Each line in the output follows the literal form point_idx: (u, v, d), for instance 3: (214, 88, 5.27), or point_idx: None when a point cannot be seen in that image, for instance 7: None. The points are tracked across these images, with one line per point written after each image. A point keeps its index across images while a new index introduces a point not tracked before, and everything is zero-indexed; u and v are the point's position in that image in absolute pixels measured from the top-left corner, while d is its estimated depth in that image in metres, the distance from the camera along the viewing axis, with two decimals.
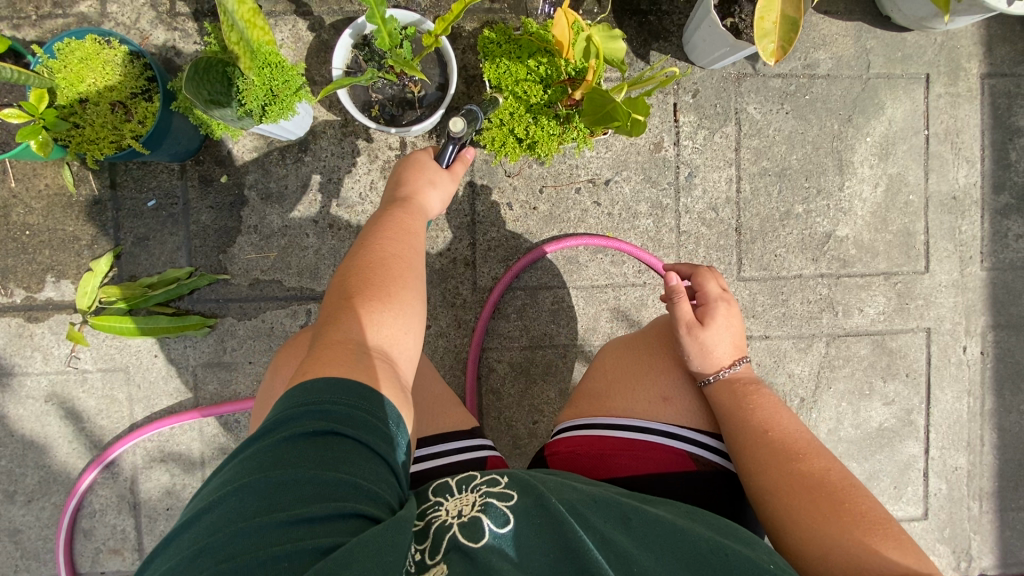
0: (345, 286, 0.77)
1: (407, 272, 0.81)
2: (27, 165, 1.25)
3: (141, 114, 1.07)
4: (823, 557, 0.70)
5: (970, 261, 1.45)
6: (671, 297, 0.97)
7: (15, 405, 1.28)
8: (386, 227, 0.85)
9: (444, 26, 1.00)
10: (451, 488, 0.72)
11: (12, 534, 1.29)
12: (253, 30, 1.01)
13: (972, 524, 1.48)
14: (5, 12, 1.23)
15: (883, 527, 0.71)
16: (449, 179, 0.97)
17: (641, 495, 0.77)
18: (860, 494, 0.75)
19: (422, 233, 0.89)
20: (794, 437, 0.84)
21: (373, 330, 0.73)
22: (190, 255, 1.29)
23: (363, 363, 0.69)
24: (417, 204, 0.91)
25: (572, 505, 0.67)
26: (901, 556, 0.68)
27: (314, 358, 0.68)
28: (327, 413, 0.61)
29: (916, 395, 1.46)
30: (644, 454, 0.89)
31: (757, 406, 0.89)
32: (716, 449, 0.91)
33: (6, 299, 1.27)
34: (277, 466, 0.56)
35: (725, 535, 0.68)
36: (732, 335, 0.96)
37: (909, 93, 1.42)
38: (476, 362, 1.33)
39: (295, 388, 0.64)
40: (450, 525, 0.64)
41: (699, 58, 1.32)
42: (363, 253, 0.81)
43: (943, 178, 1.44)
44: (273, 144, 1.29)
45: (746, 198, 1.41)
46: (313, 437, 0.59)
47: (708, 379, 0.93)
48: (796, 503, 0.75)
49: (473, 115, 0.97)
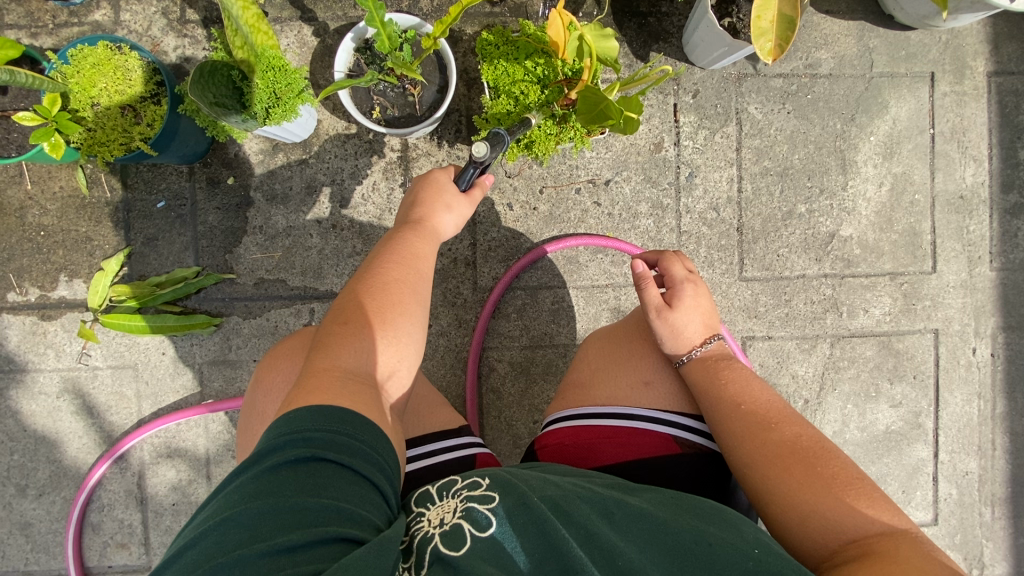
0: (342, 309, 0.78)
1: (408, 296, 0.81)
2: (42, 168, 1.29)
3: (150, 117, 1.10)
4: (804, 522, 0.74)
5: (979, 261, 1.43)
6: (639, 284, 0.99)
7: (28, 401, 1.32)
8: (390, 255, 0.85)
9: (442, 29, 1.02)
10: (432, 496, 0.72)
11: (24, 527, 1.33)
12: (257, 34, 1.04)
13: (984, 530, 1.44)
14: (24, 21, 1.28)
15: (857, 486, 0.74)
16: (465, 203, 0.96)
17: (624, 485, 0.77)
18: (832, 454, 0.78)
19: (431, 256, 0.89)
20: (767, 405, 0.86)
21: (363, 355, 0.74)
22: (198, 255, 1.32)
23: (349, 389, 0.70)
24: (431, 226, 0.91)
25: (553, 501, 0.67)
26: (875, 512, 0.72)
27: (301, 386, 0.69)
28: (309, 440, 0.62)
29: (924, 397, 1.43)
30: (629, 440, 0.90)
31: (729, 379, 0.90)
32: (699, 429, 0.93)
33: (21, 298, 1.31)
34: (258, 495, 0.57)
35: (710, 521, 0.69)
36: (701, 315, 0.98)
37: (914, 92, 1.41)
38: (476, 361, 1.34)
39: (280, 416, 0.65)
40: (432, 536, 0.63)
41: (698, 59, 1.33)
42: (357, 280, 0.82)
43: (949, 177, 1.42)
44: (278, 147, 1.32)
45: (747, 198, 1.40)
46: (296, 463, 0.60)
47: (681, 359, 0.95)
48: (775, 473, 0.77)
49: (500, 139, 0.94)
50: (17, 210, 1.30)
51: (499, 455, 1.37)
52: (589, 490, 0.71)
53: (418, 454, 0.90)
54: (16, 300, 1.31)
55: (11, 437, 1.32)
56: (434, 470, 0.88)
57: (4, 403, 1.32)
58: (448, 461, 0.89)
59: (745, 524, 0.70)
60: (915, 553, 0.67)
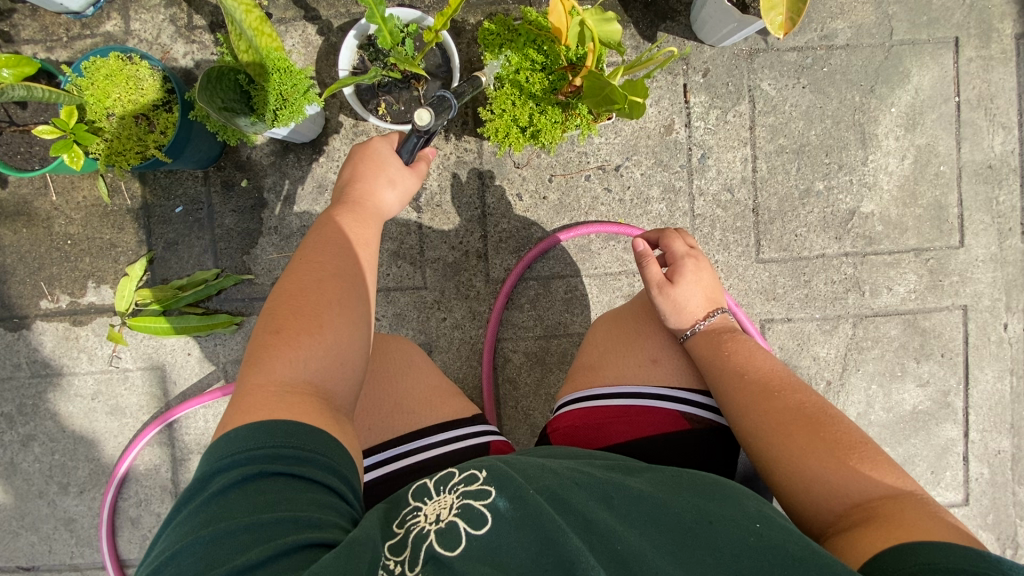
0: (273, 318, 0.78)
1: (343, 293, 0.82)
2: (66, 179, 1.33)
3: (163, 125, 1.12)
4: (807, 489, 0.74)
5: (1010, 233, 1.37)
6: (640, 261, 1.00)
7: (65, 402, 1.38)
8: (316, 248, 0.85)
9: (443, 21, 1.01)
10: (430, 490, 0.72)
11: (68, 523, 1.39)
12: (261, 37, 1.05)
13: (1018, 510, 1.41)
14: (40, 36, 1.31)
15: (861, 450, 0.75)
16: (410, 177, 0.97)
17: (624, 465, 0.78)
18: (835, 420, 0.78)
19: (372, 241, 0.90)
20: (770, 374, 0.86)
21: (300, 363, 0.75)
22: (217, 257, 1.36)
23: (288, 401, 0.70)
24: (371, 205, 0.92)
25: (551, 492, 0.67)
26: (878, 476, 0.72)
27: (238, 406, 0.70)
28: (251, 459, 0.63)
29: (953, 375, 1.39)
30: (638, 418, 0.91)
31: (733, 352, 0.90)
32: (707, 406, 0.93)
33: (53, 305, 1.36)
34: (210, 522, 0.58)
35: (708, 498, 0.70)
36: (703, 289, 0.99)
37: (937, 59, 1.35)
38: (491, 352, 1.34)
39: (219, 440, 0.66)
40: (427, 533, 0.64)
41: (708, 36, 1.29)
42: (285, 285, 0.82)
43: (977, 146, 1.36)
44: (289, 148, 1.33)
45: (762, 178, 1.37)
46: (243, 484, 0.61)
47: (686, 333, 0.95)
48: (780, 442, 0.78)
49: (444, 103, 0.93)
50: (45, 220, 1.34)
51: (517, 444, 1.38)
52: (587, 475, 0.72)
53: (431, 442, 0.92)
54: (49, 307, 1.36)
55: (51, 438, 1.38)
56: (445, 458, 0.90)
57: (43, 405, 1.38)
58: (460, 450, 0.91)
59: (748, 496, 0.72)
60: (920, 514, 0.67)
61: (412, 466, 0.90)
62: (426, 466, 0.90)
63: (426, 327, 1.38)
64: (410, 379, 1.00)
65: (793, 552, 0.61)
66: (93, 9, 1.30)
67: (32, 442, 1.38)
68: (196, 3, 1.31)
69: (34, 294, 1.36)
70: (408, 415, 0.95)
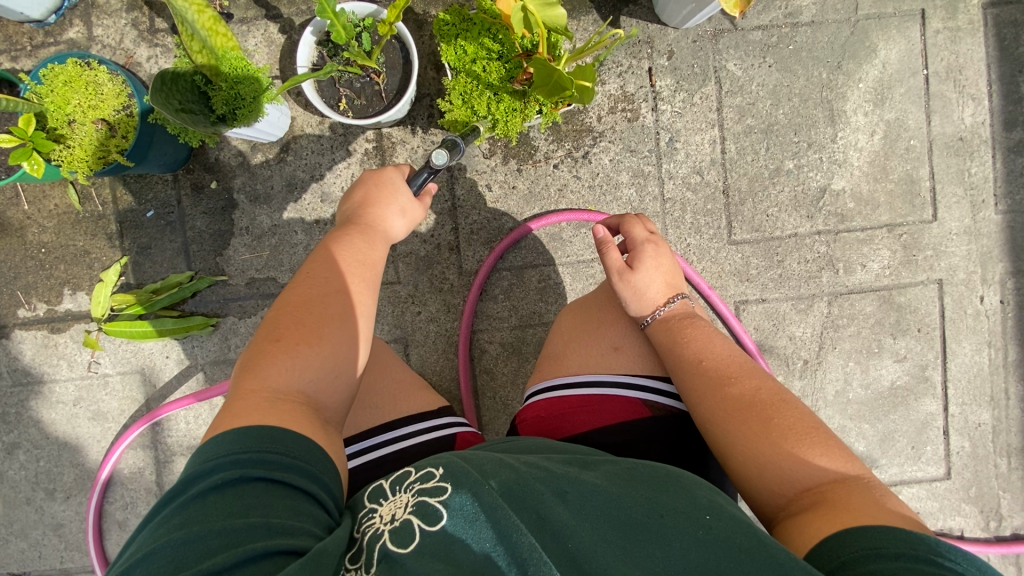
0: (274, 327, 0.79)
1: (347, 308, 0.83)
2: (37, 188, 1.34)
3: (124, 129, 1.14)
4: (759, 473, 0.76)
5: (983, 205, 1.36)
6: (601, 248, 1.03)
7: (47, 409, 1.39)
8: (329, 261, 0.86)
9: (397, 13, 1.02)
10: (385, 491, 0.72)
11: (56, 528, 1.41)
12: (216, 37, 1.05)
13: (1000, 482, 1.41)
14: (3, 46, 1.32)
15: (813, 434, 0.76)
16: (418, 207, 0.99)
17: (583, 459, 0.78)
18: (790, 405, 0.80)
19: (379, 262, 0.91)
20: (728, 360, 0.88)
21: (296, 372, 0.75)
22: (190, 260, 1.36)
23: (278, 408, 0.70)
24: (381, 227, 0.94)
25: (507, 488, 0.68)
26: (828, 461, 0.73)
27: (228, 409, 0.70)
28: (235, 462, 0.63)
29: (930, 350, 1.39)
30: (599, 407, 0.93)
31: (691, 337, 0.92)
32: (669, 392, 0.94)
33: (30, 313, 1.37)
34: (184, 525, 0.57)
35: (661, 489, 0.70)
36: (663, 275, 1.00)
37: (904, 32, 1.34)
38: (467, 343, 1.35)
39: (208, 442, 0.66)
40: (382, 533, 0.64)
41: (670, 19, 1.29)
42: (293, 293, 0.83)
43: (947, 119, 1.35)
44: (256, 148, 1.33)
45: (732, 159, 1.36)
46: (223, 488, 0.61)
47: (646, 320, 0.98)
48: (734, 427, 0.79)
49: (454, 144, 0.96)
50: (18, 229, 1.35)
51: (497, 435, 1.39)
52: (545, 470, 0.72)
53: (394, 437, 0.93)
54: (27, 316, 1.37)
55: (35, 445, 1.39)
56: (411, 452, 0.91)
57: (26, 413, 1.39)
58: (426, 441, 0.92)
59: (702, 487, 0.72)
60: (867, 498, 0.68)
61: (378, 459, 0.90)
62: (390, 460, 0.90)
63: (401, 322, 1.38)
64: (376, 373, 1.01)
65: (741, 544, 0.62)
66: (55, 17, 1.31)
67: (17, 450, 1.39)
68: (157, 6, 1.31)
69: (11, 304, 1.37)
70: (375, 411, 0.96)
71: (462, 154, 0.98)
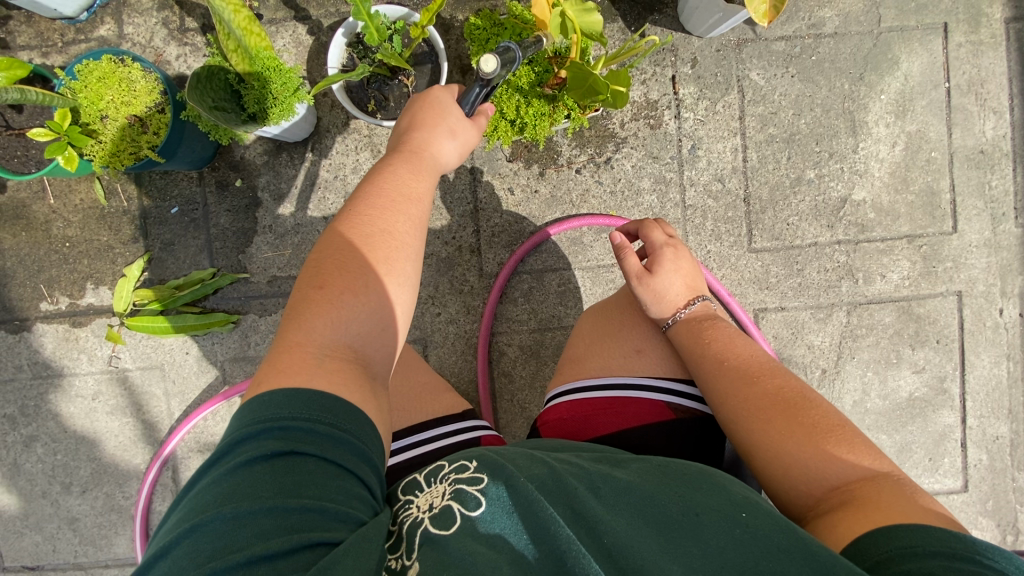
0: (317, 272, 0.76)
1: (392, 254, 0.79)
2: (63, 182, 1.35)
3: (155, 126, 1.14)
4: (787, 473, 0.76)
5: (1003, 218, 1.37)
6: (619, 254, 1.03)
7: (67, 403, 1.39)
8: (375, 196, 0.82)
9: (430, 16, 1.03)
10: (420, 483, 0.73)
11: (71, 522, 1.41)
12: (250, 37, 1.06)
13: (1017, 495, 1.40)
14: (35, 42, 1.33)
15: (838, 433, 0.76)
16: (471, 128, 0.94)
17: (613, 457, 0.79)
18: (814, 403, 0.80)
19: (425, 195, 0.86)
20: (750, 360, 0.88)
21: (340, 325, 0.73)
22: (212, 257, 1.37)
23: (325, 367, 0.69)
24: (428, 154, 0.89)
25: (540, 481, 0.68)
26: (856, 458, 0.74)
27: (273, 364, 0.69)
28: (286, 431, 0.62)
29: (949, 361, 1.39)
30: (623, 409, 0.93)
31: (713, 338, 0.92)
32: (691, 395, 0.95)
33: (53, 307, 1.38)
34: (233, 499, 0.57)
35: (695, 487, 0.70)
36: (683, 277, 1.01)
37: (926, 45, 1.35)
38: (486, 345, 1.35)
39: (255, 402, 0.65)
40: (422, 520, 0.65)
41: (695, 27, 1.30)
42: (337, 232, 0.79)
43: (968, 131, 1.36)
44: (282, 147, 1.35)
45: (753, 167, 1.37)
46: (272, 460, 0.60)
47: (668, 322, 0.98)
48: (759, 427, 0.80)
49: (509, 54, 0.86)
50: (43, 223, 1.36)
51: (513, 437, 1.39)
52: (577, 467, 0.73)
53: (420, 437, 0.93)
54: (49, 309, 1.38)
55: (53, 438, 1.40)
56: (437, 452, 0.91)
57: (45, 406, 1.40)
58: (452, 442, 0.92)
59: (734, 484, 0.73)
60: (897, 495, 0.68)
61: (404, 459, 0.90)
62: (416, 459, 0.90)
63: (420, 323, 1.39)
64: (401, 375, 1.02)
65: (777, 542, 0.62)
66: (87, 15, 1.32)
67: (35, 443, 1.40)
68: (188, 6, 1.33)
69: (34, 297, 1.38)
70: (399, 411, 0.96)
71: (518, 65, 0.88)
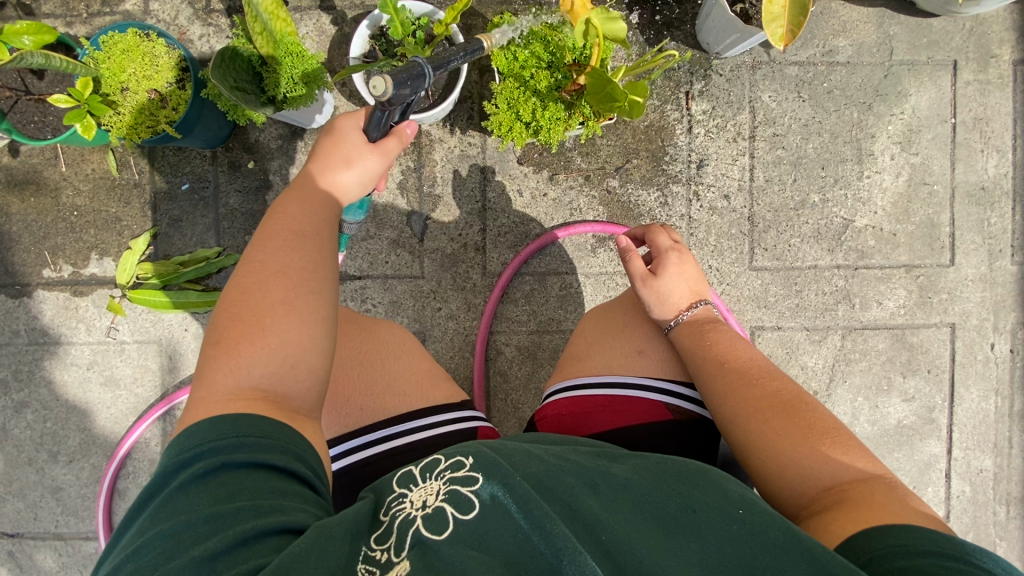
0: (215, 331, 0.74)
1: (290, 286, 0.77)
2: (76, 151, 1.36)
3: (175, 101, 1.15)
4: (782, 471, 0.78)
5: (999, 255, 1.39)
6: (624, 256, 1.07)
7: (61, 370, 1.39)
8: (266, 238, 0.80)
9: (453, 14, 1.06)
10: (415, 477, 0.74)
11: (55, 491, 1.40)
12: (276, 22, 1.08)
13: (998, 530, 1.42)
14: (60, 11, 1.35)
15: (833, 436, 0.79)
16: (373, 156, 0.89)
17: (610, 453, 0.80)
18: (810, 407, 0.83)
19: (324, 224, 0.84)
20: (750, 363, 0.90)
21: (245, 366, 0.71)
22: (219, 236, 1.38)
23: (233, 408, 0.68)
24: (320, 187, 0.86)
25: (537, 480, 0.69)
26: (850, 460, 0.76)
27: (191, 411, 0.69)
28: (211, 453, 0.63)
29: (938, 392, 1.41)
30: (622, 407, 0.95)
31: (714, 341, 0.94)
32: (689, 397, 0.97)
33: (55, 274, 1.38)
34: (172, 515, 0.59)
35: (690, 485, 0.71)
36: (687, 281, 1.03)
37: (935, 80, 1.38)
38: (484, 343, 1.36)
39: (180, 436, 0.65)
40: (414, 519, 0.66)
41: (712, 46, 1.32)
42: (234, 282, 0.78)
43: (971, 168, 1.39)
44: (297, 133, 1.36)
45: (759, 187, 1.39)
46: (202, 477, 0.61)
47: (670, 324, 0.99)
48: (757, 427, 0.81)
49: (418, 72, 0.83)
50: (53, 190, 1.37)
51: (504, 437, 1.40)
52: (573, 463, 0.74)
53: (420, 424, 0.94)
54: (51, 276, 1.38)
55: (44, 406, 1.39)
56: (435, 440, 0.93)
57: (39, 372, 1.39)
58: (449, 430, 0.94)
59: (730, 482, 0.74)
60: (889, 497, 0.71)
61: (404, 443, 0.93)
62: (415, 445, 0.92)
63: (421, 316, 1.40)
64: (403, 360, 1.02)
65: (773, 538, 0.63)
66: None
67: (25, 409, 1.40)
68: None
69: (37, 263, 1.38)
70: (400, 395, 0.98)
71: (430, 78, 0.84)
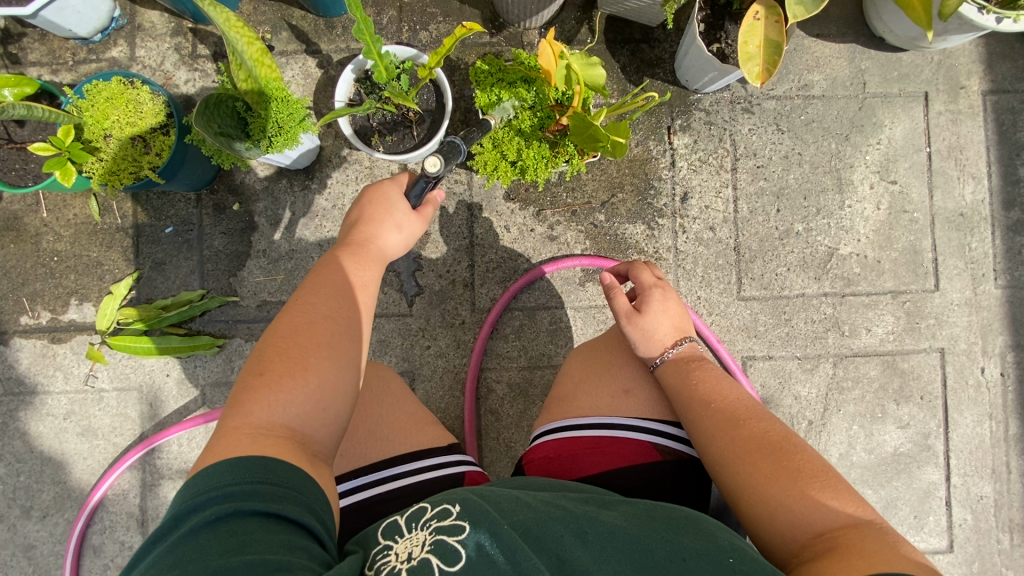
0: (258, 359, 0.77)
1: (336, 335, 0.81)
2: (58, 196, 1.35)
3: (158, 147, 1.15)
4: (771, 516, 0.76)
5: (983, 279, 1.41)
6: (609, 293, 1.06)
7: (37, 421, 1.34)
8: (316, 286, 0.85)
9: (438, 59, 1.06)
10: (401, 528, 0.71)
11: (26, 549, 1.34)
12: (261, 68, 1.09)
13: (1003, 558, 1.39)
14: (46, 59, 1.35)
15: (822, 478, 0.76)
16: (416, 222, 0.97)
17: (600, 498, 0.78)
18: (798, 448, 0.81)
19: (370, 283, 0.90)
20: (736, 403, 0.89)
21: (280, 405, 0.73)
22: (203, 278, 1.36)
23: (261, 445, 0.68)
24: (373, 248, 0.92)
25: (525, 528, 0.66)
26: (839, 503, 0.74)
27: (213, 447, 0.68)
28: (228, 496, 0.61)
29: (932, 418, 1.40)
30: (609, 448, 0.92)
31: (700, 380, 0.93)
32: (678, 437, 0.94)
33: (33, 321, 1.35)
34: (176, 565, 0.55)
35: (681, 530, 0.69)
36: (671, 318, 1.02)
37: (908, 111, 1.42)
38: (475, 380, 1.34)
39: (195, 478, 0.63)
40: (399, 572, 0.63)
41: (690, 83, 1.36)
42: (277, 323, 0.81)
43: (948, 195, 1.42)
44: (283, 174, 1.36)
45: (744, 218, 1.41)
46: (215, 523, 0.58)
47: (655, 362, 0.98)
48: (746, 470, 0.80)
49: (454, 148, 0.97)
50: (33, 236, 1.35)
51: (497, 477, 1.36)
52: (562, 509, 0.71)
53: (403, 471, 0.91)
54: (29, 323, 1.35)
55: (18, 458, 1.34)
56: (419, 488, 0.90)
57: (13, 424, 1.35)
58: (432, 478, 0.91)
59: (721, 529, 0.71)
60: (880, 544, 0.68)
61: (386, 493, 0.89)
62: (397, 493, 0.89)
63: (409, 355, 1.38)
64: (387, 405, 1.00)
65: None
66: (100, 36, 1.35)
67: None
68: (201, 34, 1.36)
69: (15, 310, 1.35)
70: (382, 442, 0.95)
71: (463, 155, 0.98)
